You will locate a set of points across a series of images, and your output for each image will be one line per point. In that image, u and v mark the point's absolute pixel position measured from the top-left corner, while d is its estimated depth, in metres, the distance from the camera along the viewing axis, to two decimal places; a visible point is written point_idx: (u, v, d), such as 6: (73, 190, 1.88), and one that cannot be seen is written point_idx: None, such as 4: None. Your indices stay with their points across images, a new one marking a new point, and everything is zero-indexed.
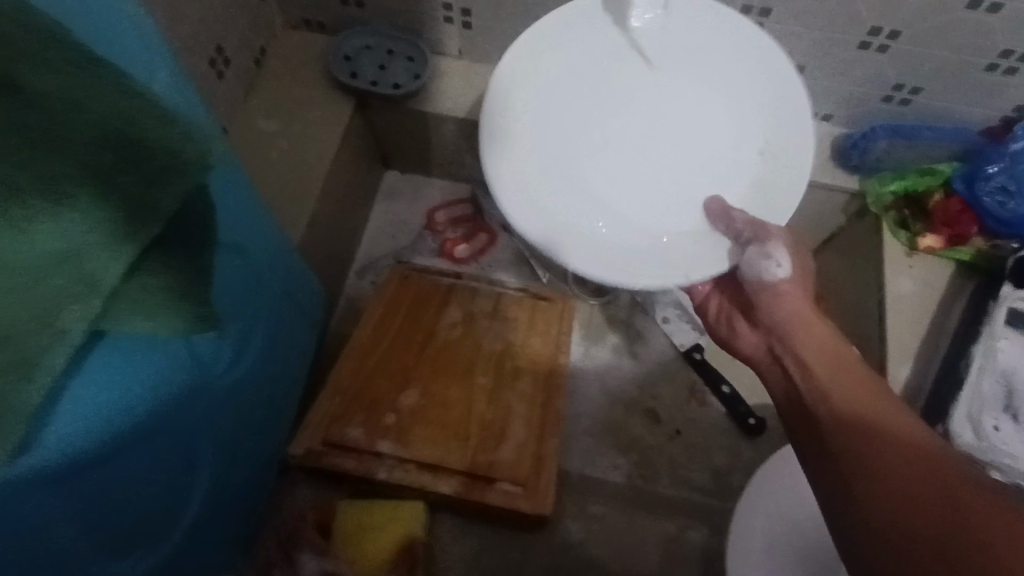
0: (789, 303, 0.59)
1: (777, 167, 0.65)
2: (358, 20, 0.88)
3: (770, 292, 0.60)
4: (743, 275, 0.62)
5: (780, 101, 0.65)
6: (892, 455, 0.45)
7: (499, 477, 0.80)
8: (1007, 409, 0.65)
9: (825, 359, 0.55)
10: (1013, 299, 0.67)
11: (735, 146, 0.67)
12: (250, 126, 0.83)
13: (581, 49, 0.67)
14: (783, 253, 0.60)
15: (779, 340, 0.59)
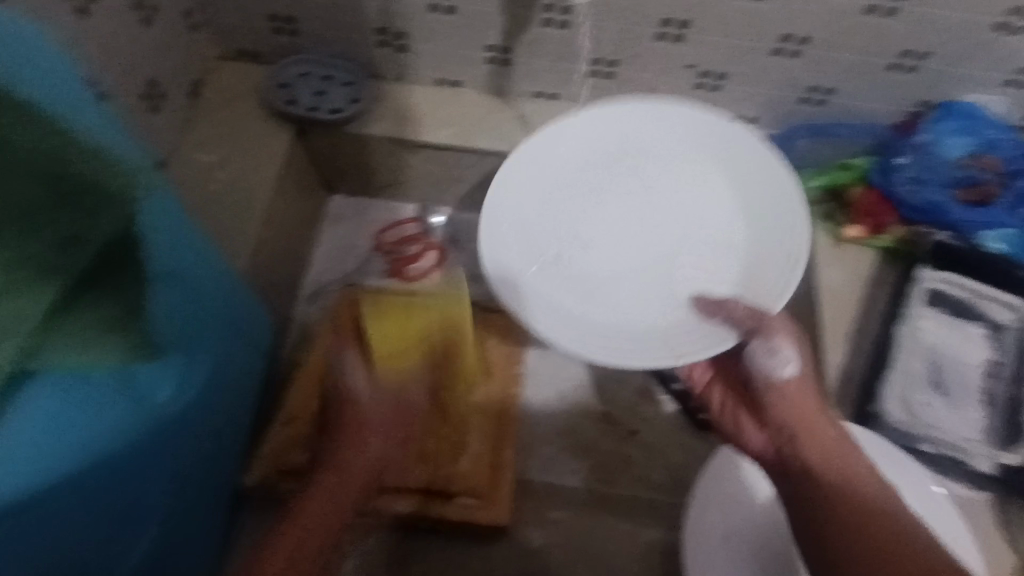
0: (793, 396, 0.59)
1: (761, 263, 0.70)
2: (291, 48, 0.89)
3: (773, 389, 0.59)
4: (749, 369, 0.62)
5: (762, 201, 0.72)
6: (867, 507, 0.51)
7: (457, 491, 0.75)
8: (935, 385, 0.71)
9: (831, 448, 0.55)
10: (932, 281, 0.74)
11: (724, 242, 0.73)
12: (189, 159, 0.85)
13: (587, 138, 0.75)
14: (790, 350, 0.60)
15: (789, 440, 0.57)
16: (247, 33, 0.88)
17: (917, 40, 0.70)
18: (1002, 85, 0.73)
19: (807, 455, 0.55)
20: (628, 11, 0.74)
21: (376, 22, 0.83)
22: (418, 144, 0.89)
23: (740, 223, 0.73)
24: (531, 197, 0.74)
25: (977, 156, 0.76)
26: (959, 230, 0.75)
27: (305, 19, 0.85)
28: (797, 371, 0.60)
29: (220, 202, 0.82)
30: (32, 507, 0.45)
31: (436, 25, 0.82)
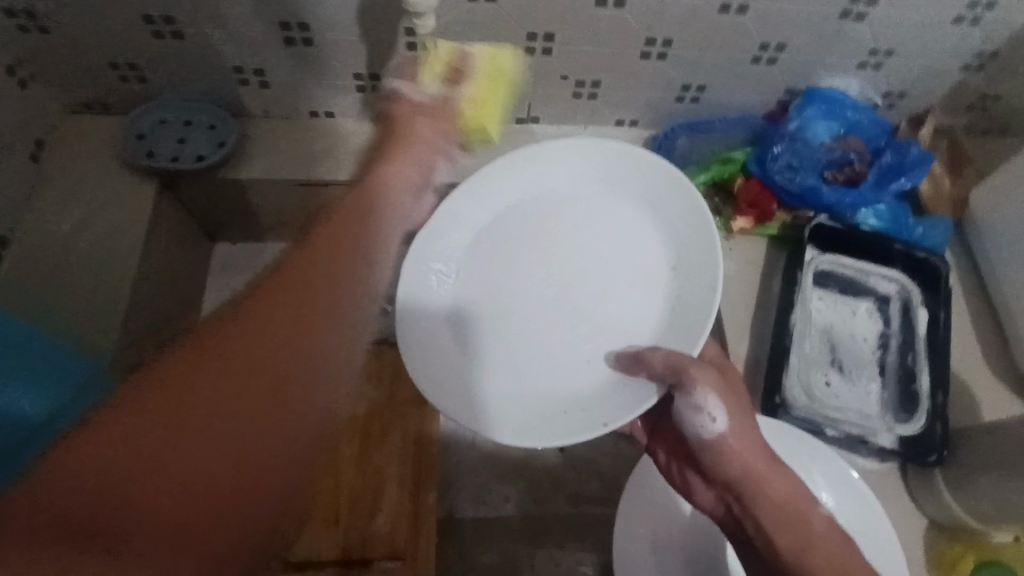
0: (737, 454, 0.56)
1: (686, 304, 0.64)
2: (145, 95, 0.82)
3: (712, 448, 0.57)
4: (680, 427, 0.59)
5: (675, 233, 0.67)
6: (826, 550, 0.52)
7: (375, 555, 0.67)
8: (833, 363, 0.73)
9: (779, 497, 0.55)
10: (818, 261, 0.76)
11: (646, 290, 0.67)
12: (41, 230, 0.76)
13: (498, 206, 0.71)
14: (715, 405, 0.56)
15: (738, 497, 0.57)
16: (89, 84, 0.80)
17: (774, 34, 0.72)
18: (856, 68, 0.77)
19: (757, 509, 0.55)
20: (493, 28, 0.72)
21: (231, 60, 0.77)
22: (298, 182, 0.84)
23: (658, 267, 0.67)
24: (447, 278, 0.68)
25: (842, 137, 0.80)
26: (834, 211, 0.79)
27: (151, 64, 0.77)
28: (729, 426, 0.57)
29: (80, 277, 0.74)
30: None
31: (297, 58, 0.77)
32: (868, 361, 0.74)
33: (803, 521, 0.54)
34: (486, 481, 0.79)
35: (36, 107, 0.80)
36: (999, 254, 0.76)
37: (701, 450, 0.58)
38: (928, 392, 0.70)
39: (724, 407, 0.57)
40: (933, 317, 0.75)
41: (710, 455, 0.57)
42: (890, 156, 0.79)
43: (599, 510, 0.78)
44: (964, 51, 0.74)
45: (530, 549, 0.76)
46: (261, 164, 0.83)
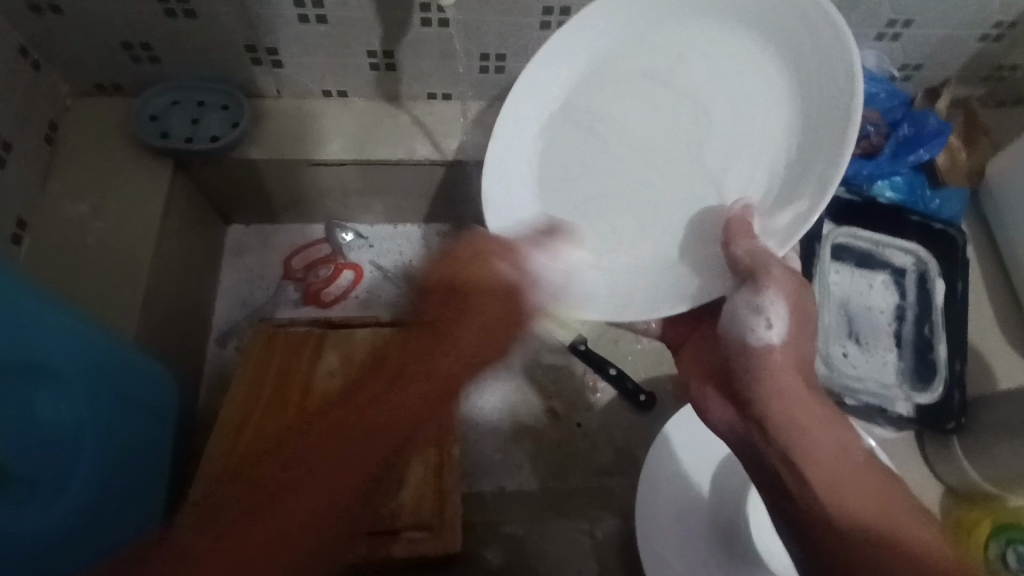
0: (777, 373, 0.51)
1: (807, 174, 0.52)
2: (157, 76, 0.81)
3: (750, 350, 0.52)
4: (727, 325, 0.53)
5: (827, 83, 0.52)
6: (864, 498, 0.46)
7: (401, 524, 0.64)
8: (850, 335, 0.75)
9: (810, 442, 0.48)
10: (835, 235, 0.77)
11: (757, 156, 0.56)
12: (58, 211, 0.76)
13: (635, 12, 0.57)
14: (778, 313, 0.50)
15: (765, 428, 0.51)
16: (101, 64, 0.79)
17: None
18: (873, 39, 0.76)
19: (782, 437, 0.49)
20: (509, 3, 0.72)
21: (244, 39, 0.77)
22: (313, 162, 0.84)
23: (781, 117, 0.55)
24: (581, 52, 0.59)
25: (858, 110, 0.80)
26: (850, 183, 0.79)
27: (163, 44, 0.77)
28: (787, 337, 0.51)
29: (98, 255, 0.74)
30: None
31: (310, 35, 0.76)
32: (886, 332, 0.75)
33: (837, 462, 0.47)
34: (506, 454, 0.80)
35: (47, 88, 0.79)
36: (1016, 225, 0.77)
37: (741, 363, 0.52)
38: (946, 360, 0.71)
39: (789, 321, 0.51)
40: (950, 289, 0.75)
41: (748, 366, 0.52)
42: (909, 128, 0.78)
43: (619, 482, 0.79)
44: (983, 21, 0.73)
45: (549, 521, 0.77)
46: (275, 144, 0.83)
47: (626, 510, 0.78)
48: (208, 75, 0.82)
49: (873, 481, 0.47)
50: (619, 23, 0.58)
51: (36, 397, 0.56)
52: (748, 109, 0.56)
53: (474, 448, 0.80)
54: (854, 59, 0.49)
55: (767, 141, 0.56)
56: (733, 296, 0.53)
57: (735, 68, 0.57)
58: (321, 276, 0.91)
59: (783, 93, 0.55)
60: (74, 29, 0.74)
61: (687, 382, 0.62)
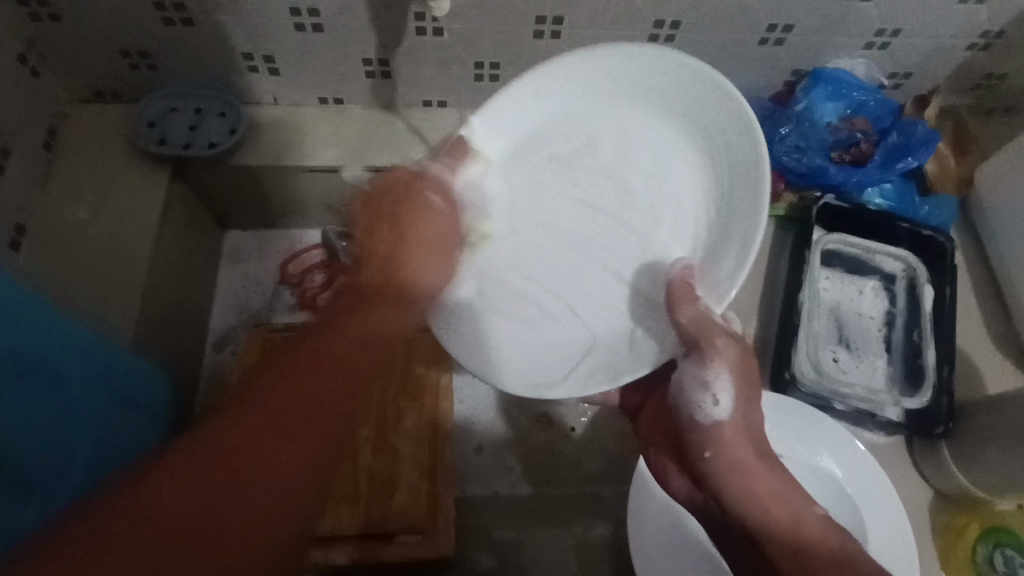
0: (725, 442, 0.54)
1: (724, 233, 0.62)
2: (155, 82, 0.82)
3: (712, 435, 0.54)
4: (677, 397, 0.57)
5: (734, 166, 0.62)
6: (808, 536, 0.50)
7: (394, 528, 0.65)
8: (840, 340, 0.76)
9: (765, 500, 0.52)
10: (825, 242, 0.77)
11: (676, 220, 0.66)
12: (56, 216, 0.77)
13: (552, 96, 0.67)
14: (724, 383, 0.55)
15: (710, 492, 0.55)
16: (100, 71, 0.80)
17: (782, 15, 0.73)
18: (862, 49, 0.77)
19: (734, 506, 0.53)
20: (504, 13, 0.73)
21: (242, 47, 0.78)
22: (308, 169, 0.84)
23: (696, 187, 0.66)
24: (499, 132, 0.67)
25: (848, 118, 0.81)
26: (841, 190, 0.80)
27: (163, 51, 0.78)
28: (733, 409, 0.55)
29: (95, 260, 0.75)
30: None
31: (306, 43, 0.77)
32: (875, 337, 0.76)
33: (793, 516, 0.51)
34: (500, 458, 0.81)
35: (47, 95, 0.80)
36: (1005, 232, 0.77)
37: (687, 431, 0.56)
38: (934, 366, 0.71)
39: (733, 388, 0.55)
40: (939, 293, 0.76)
41: (721, 472, 0.54)
42: (897, 136, 0.79)
43: (611, 486, 0.80)
44: (970, 31, 0.75)
45: (542, 525, 0.77)
46: (273, 150, 0.84)
47: (618, 515, 0.79)
48: (206, 81, 0.82)
49: (824, 516, 0.51)
50: (533, 107, 0.67)
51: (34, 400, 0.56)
52: (667, 179, 0.67)
53: (468, 452, 0.81)
54: (760, 153, 0.60)
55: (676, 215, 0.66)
56: (680, 367, 0.57)
57: (657, 144, 0.68)
58: (316, 282, 0.91)
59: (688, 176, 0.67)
60: (73, 36, 0.75)
61: (651, 447, 0.63)
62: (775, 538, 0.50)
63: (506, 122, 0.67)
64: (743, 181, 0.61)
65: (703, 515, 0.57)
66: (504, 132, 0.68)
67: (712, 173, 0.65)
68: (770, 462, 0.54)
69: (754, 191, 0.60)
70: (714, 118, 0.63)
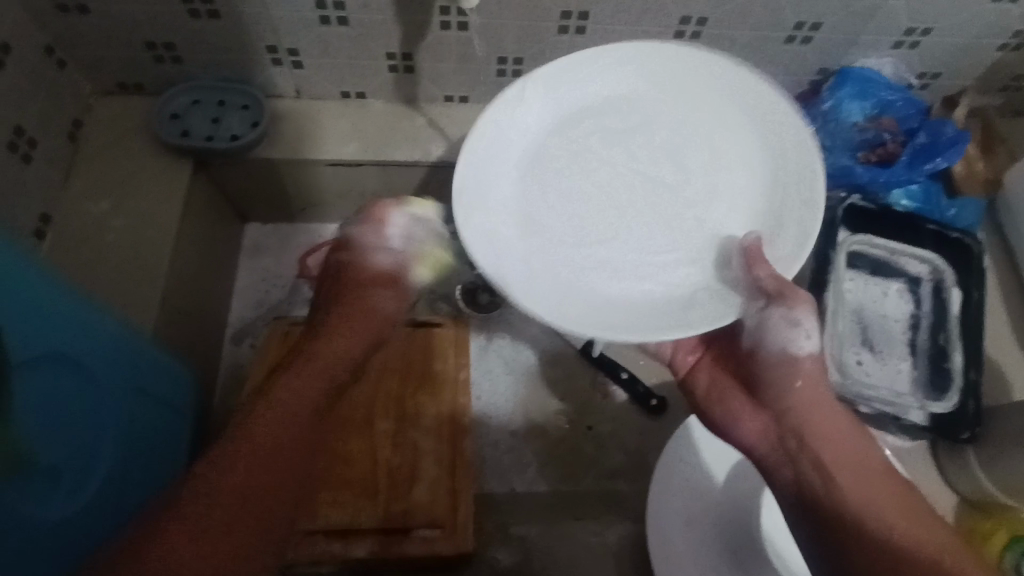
0: (806, 377, 0.57)
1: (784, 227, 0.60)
2: (179, 75, 0.82)
3: (791, 370, 0.57)
4: (762, 340, 0.59)
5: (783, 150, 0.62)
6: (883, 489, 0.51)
7: (415, 522, 0.65)
8: (864, 342, 0.75)
9: (841, 447, 0.53)
10: (849, 243, 0.77)
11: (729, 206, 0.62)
12: (78, 208, 0.77)
13: (578, 77, 0.64)
14: (811, 325, 0.57)
15: (789, 427, 0.56)
16: (124, 64, 0.80)
17: (809, 12, 0.72)
18: (891, 48, 0.76)
19: (814, 443, 0.54)
20: (529, 8, 0.72)
21: (266, 40, 0.78)
22: (330, 163, 0.85)
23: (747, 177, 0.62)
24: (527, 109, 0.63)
25: (874, 117, 0.80)
26: (867, 191, 0.79)
27: (187, 44, 0.78)
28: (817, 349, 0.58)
29: (119, 252, 0.75)
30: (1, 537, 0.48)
31: (331, 37, 0.77)
32: (900, 340, 0.75)
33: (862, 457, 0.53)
34: (518, 455, 0.81)
35: (71, 86, 0.80)
36: None
37: (775, 367, 0.58)
38: (961, 369, 0.71)
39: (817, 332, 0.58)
40: (966, 297, 0.74)
41: (808, 420, 0.55)
42: (925, 137, 0.78)
43: (630, 484, 0.80)
44: (1002, 30, 0.73)
45: (561, 522, 0.77)
46: (294, 143, 0.84)
47: (637, 513, 0.78)
48: (229, 74, 0.83)
49: (914, 509, 0.50)
50: (561, 89, 0.64)
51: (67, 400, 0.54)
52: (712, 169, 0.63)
53: (486, 449, 0.81)
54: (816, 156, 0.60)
55: (732, 192, 0.63)
56: (764, 314, 0.58)
57: (698, 128, 0.64)
58: (335, 276, 0.91)
59: (738, 154, 0.63)
60: (98, 28, 0.75)
61: (714, 386, 0.63)
62: (838, 476, 0.52)
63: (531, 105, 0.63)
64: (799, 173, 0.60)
65: (768, 454, 0.57)
66: (525, 110, 0.63)
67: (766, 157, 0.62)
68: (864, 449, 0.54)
69: (812, 184, 0.60)
70: (753, 102, 0.63)
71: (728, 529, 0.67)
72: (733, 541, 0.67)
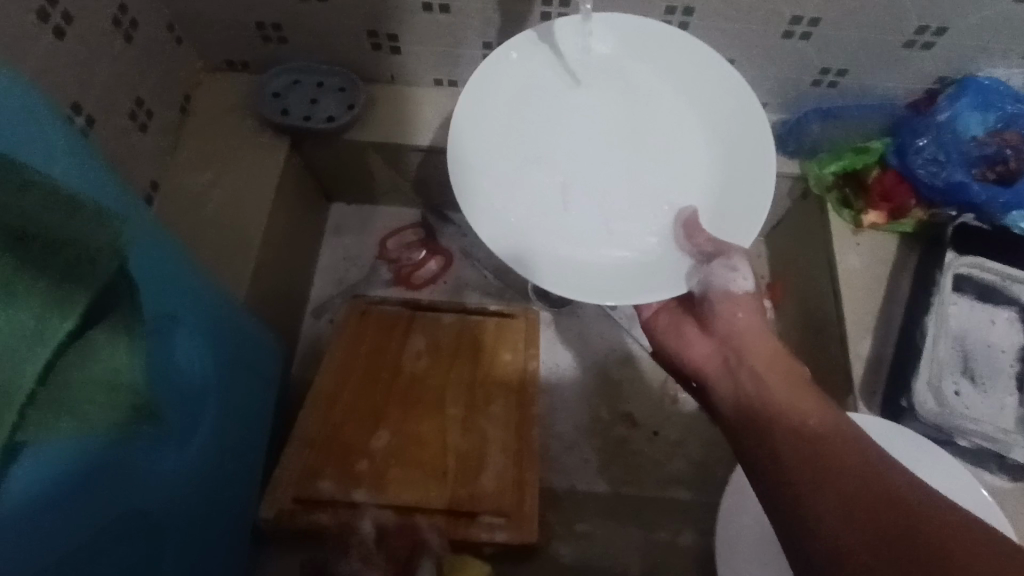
0: (745, 310, 0.58)
1: (734, 204, 0.64)
2: (283, 56, 0.86)
3: (732, 303, 0.59)
4: (706, 288, 0.60)
5: (738, 130, 0.65)
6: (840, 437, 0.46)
7: (481, 509, 0.65)
8: (965, 372, 0.70)
9: (782, 375, 0.53)
10: (957, 265, 0.71)
11: (687, 183, 0.66)
12: (184, 179, 0.82)
13: (554, 50, 0.66)
14: (747, 267, 0.59)
15: (733, 350, 0.57)
16: (233, 42, 0.84)
17: (935, 15, 0.67)
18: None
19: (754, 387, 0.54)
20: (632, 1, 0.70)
21: (368, 25, 0.80)
22: (419, 148, 0.86)
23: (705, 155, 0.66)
24: (511, 73, 0.65)
25: (997, 132, 0.74)
26: (981, 210, 0.72)
27: (293, 26, 0.81)
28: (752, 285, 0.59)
29: (218, 222, 0.79)
30: (149, 494, 0.50)
31: (431, 25, 0.78)
32: (1005, 372, 0.70)
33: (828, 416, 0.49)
34: (582, 453, 0.80)
35: (185, 62, 0.85)
36: None
37: (718, 304, 0.59)
38: None
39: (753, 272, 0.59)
40: None
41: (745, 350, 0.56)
42: None
43: (695, 494, 0.78)
44: None
45: (622, 525, 0.76)
46: (387, 127, 0.86)
47: (702, 525, 0.76)
48: (329, 57, 0.85)
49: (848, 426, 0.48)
50: (542, 59, 0.66)
51: (199, 354, 0.57)
52: (673, 144, 0.67)
53: (549, 443, 0.81)
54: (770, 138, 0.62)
55: (699, 161, 0.66)
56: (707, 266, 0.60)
57: (664, 108, 0.67)
58: (415, 258, 0.94)
59: (703, 122, 0.66)
60: (214, 7, 0.79)
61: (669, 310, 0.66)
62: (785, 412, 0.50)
63: (513, 70, 0.65)
64: (753, 153, 0.63)
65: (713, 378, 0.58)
66: (511, 74, 0.65)
67: (721, 136, 0.66)
68: (807, 382, 0.53)
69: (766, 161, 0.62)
70: (713, 85, 0.65)
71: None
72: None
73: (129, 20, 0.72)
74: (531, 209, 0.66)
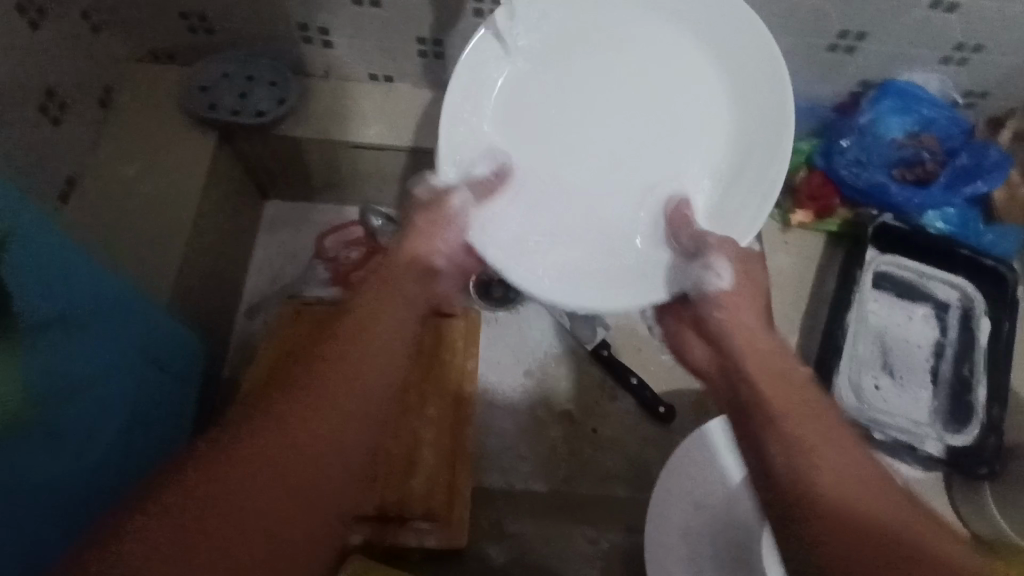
0: (730, 303, 0.54)
1: (749, 194, 0.60)
2: (211, 47, 0.83)
3: (713, 303, 0.54)
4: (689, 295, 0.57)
5: (758, 110, 0.60)
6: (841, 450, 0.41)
7: (410, 514, 0.66)
8: (884, 367, 0.73)
9: (767, 370, 0.48)
10: (878, 263, 0.75)
11: (696, 165, 0.63)
12: (104, 175, 0.78)
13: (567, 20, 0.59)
14: (723, 264, 0.55)
15: (723, 355, 0.52)
16: (158, 32, 0.81)
17: (855, 21, 0.69)
18: (939, 63, 0.73)
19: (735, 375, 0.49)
20: None
21: (298, 17, 0.77)
22: (355, 145, 0.84)
23: (718, 135, 0.62)
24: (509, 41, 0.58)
25: (915, 135, 0.77)
26: (900, 210, 0.76)
27: (220, 16, 0.78)
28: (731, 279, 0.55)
29: (138, 220, 0.76)
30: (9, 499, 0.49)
31: (362, 18, 0.76)
32: (921, 368, 0.73)
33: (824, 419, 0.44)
34: (520, 453, 0.80)
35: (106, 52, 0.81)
36: None
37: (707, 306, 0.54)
38: (983, 404, 0.69)
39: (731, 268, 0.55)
40: (995, 328, 0.72)
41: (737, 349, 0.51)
42: (967, 158, 0.75)
43: (630, 490, 0.79)
44: None
45: (557, 524, 0.76)
46: (321, 123, 0.84)
47: (636, 522, 0.77)
48: (259, 49, 0.83)
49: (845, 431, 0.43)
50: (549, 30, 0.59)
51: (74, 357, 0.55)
52: (689, 123, 0.62)
53: (487, 443, 0.80)
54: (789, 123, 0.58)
55: (714, 140, 0.62)
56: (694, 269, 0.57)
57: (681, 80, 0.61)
58: (353, 258, 0.92)
59: (724, 98, 0.61)
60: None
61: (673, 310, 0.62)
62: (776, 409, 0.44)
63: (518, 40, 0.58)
64: (766, 138, 0.59)
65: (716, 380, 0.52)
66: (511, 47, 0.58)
67: (738, 116, 0.61)
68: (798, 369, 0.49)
69: (775, 149, 0.59)
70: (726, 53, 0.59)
71: (730, 533, 0.67)
72: (732, 540, 0.67)
73: (36, 6, 0.67)
74: (545, 203, 0.63)
